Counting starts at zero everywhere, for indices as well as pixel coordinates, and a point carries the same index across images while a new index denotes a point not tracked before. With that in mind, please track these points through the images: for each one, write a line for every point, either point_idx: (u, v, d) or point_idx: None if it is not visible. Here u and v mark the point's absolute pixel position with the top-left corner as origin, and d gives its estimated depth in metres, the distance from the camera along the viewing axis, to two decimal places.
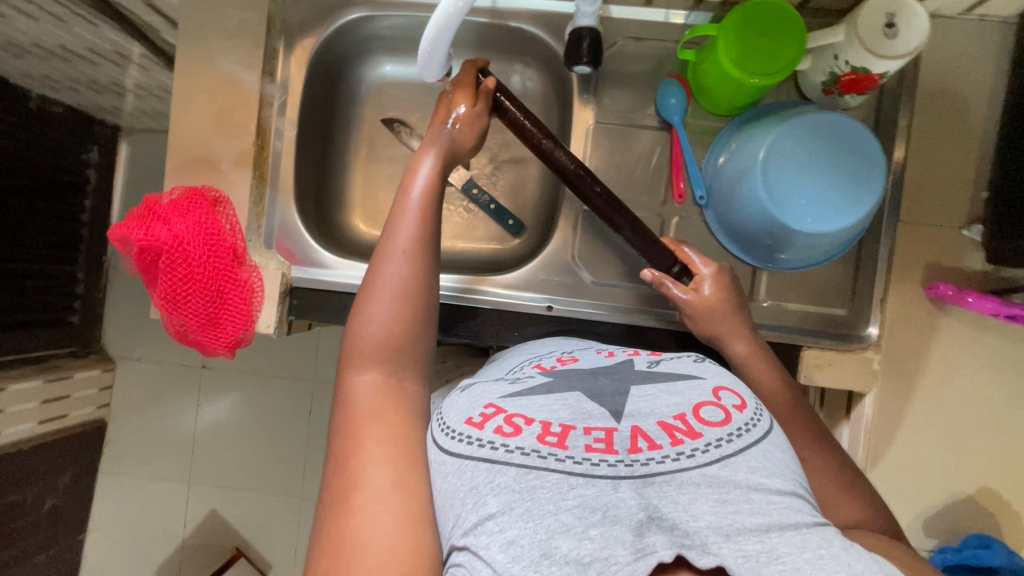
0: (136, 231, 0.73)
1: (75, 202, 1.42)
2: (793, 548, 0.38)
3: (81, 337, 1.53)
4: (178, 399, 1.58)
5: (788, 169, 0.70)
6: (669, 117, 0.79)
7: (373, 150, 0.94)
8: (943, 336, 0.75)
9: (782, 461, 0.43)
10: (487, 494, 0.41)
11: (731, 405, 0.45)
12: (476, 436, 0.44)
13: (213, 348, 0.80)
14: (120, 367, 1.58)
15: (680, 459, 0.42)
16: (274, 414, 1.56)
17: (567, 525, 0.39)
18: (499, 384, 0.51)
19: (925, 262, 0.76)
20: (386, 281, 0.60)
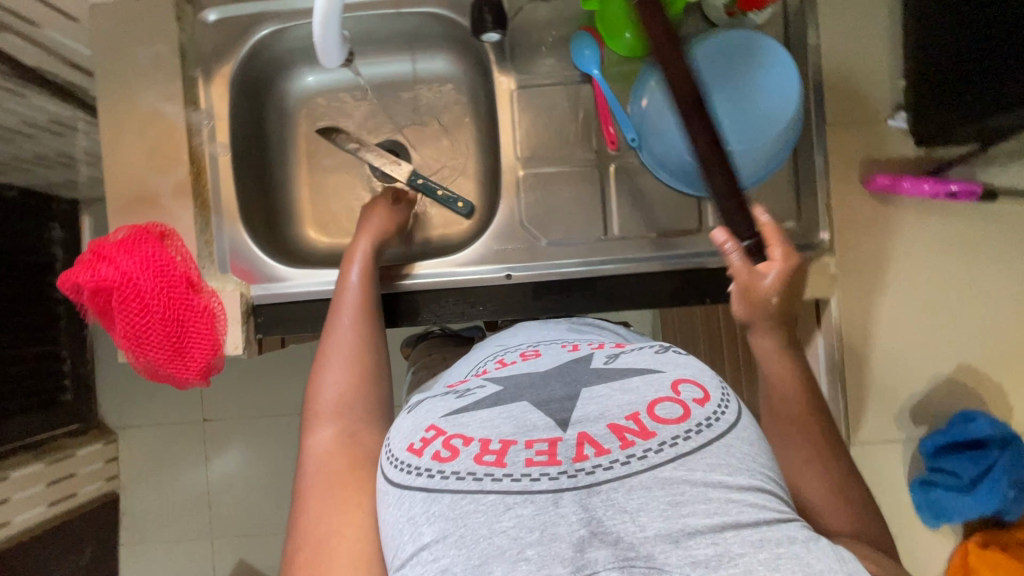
0: (84, 275, 0.73)
1: (47, 282, 1.40)
2: (747, 549, 0.40)
3: (79, 414, 1.52)
4: (186, 456, 1.57)
5: (704, 93, 0.72)
6: (587, 69, 0.81)
7: (315, 163, 0.95)
8: (894, 226, 0.76)
9: (747, 454, 0.46)
10: (424, 524, 0.44)
11: (691, 399, 0.47)
12: (416, 464, 0.46)
13: (186, 378, 0.80)
14: (122, 437, 1.57)
15: (629, 463, 0.43)
16: (282, 451, 1.56)
17: (501, 547, 0.40)
18: (447, 399, 0.53)
19: (861, 159, 0.77)
20: (337, 346, 0.69)
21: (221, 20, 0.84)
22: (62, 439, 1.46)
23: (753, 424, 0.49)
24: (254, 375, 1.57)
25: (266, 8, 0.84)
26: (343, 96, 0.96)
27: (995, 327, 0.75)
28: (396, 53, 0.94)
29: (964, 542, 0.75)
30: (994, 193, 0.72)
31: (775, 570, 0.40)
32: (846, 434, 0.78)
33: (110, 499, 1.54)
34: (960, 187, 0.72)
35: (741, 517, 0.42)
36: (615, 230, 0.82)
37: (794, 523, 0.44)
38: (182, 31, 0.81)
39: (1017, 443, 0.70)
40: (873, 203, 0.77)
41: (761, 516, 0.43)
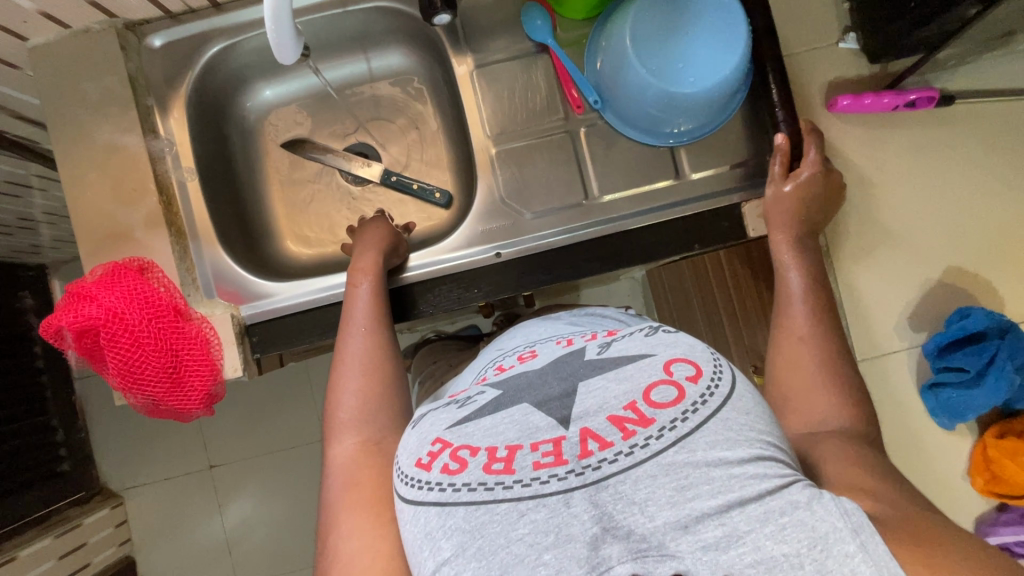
0: (64, 316, 0.70)
1: (28, 351, 1.35)
2: (753, 525, 0.43)
3: (80, 481, 1.47)
4: (198, 506, 1.53)
5: (653, 41, 0.74)
6: (540, 40, 0.82)
7: (288, 178, 0.95)
8: (861, 144, 0.78)
9: (744, 425, 0.48)
10: (441, 539, 0.45)
11: (684, 378, 0.49)
12: (425, 479, 0.48)
13: (189, 410, 0.78)
14: (129, 497, 1.53)
15: (633, 453, 0.46)
16: (296, 483, 1.53)
17: (519, 556, 0.43)
18: (449, 409, 0.55)
19: (820, 86, 0.79)
20: (349, 363, 0.66)
21: (167, 45, 0.83)
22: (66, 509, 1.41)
23: (751, 394, 0.51)
24: (256, 410, 1.54)
25: (212, 26, 0.83)
26: (303, 108, 0.96)
27: (973, 225, 0.77)
28: (350, 55, 0.93)
29: (981, 438, 0.77)
30: (951, 96, 0.75)
31: (781, 542, 0.42)
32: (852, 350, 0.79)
33: (126, 563, 1.49)
34: (919, 96, 0.74)
35: (744, 491, 0.44)
36: (596, 192, 0.82)
37: (794, 488, 0.45)
38: (130, 61, 0.80)
39: (1014, 331, 0.72)
40: (836, 125, 0.79)
41: (765, 487, 0.45)
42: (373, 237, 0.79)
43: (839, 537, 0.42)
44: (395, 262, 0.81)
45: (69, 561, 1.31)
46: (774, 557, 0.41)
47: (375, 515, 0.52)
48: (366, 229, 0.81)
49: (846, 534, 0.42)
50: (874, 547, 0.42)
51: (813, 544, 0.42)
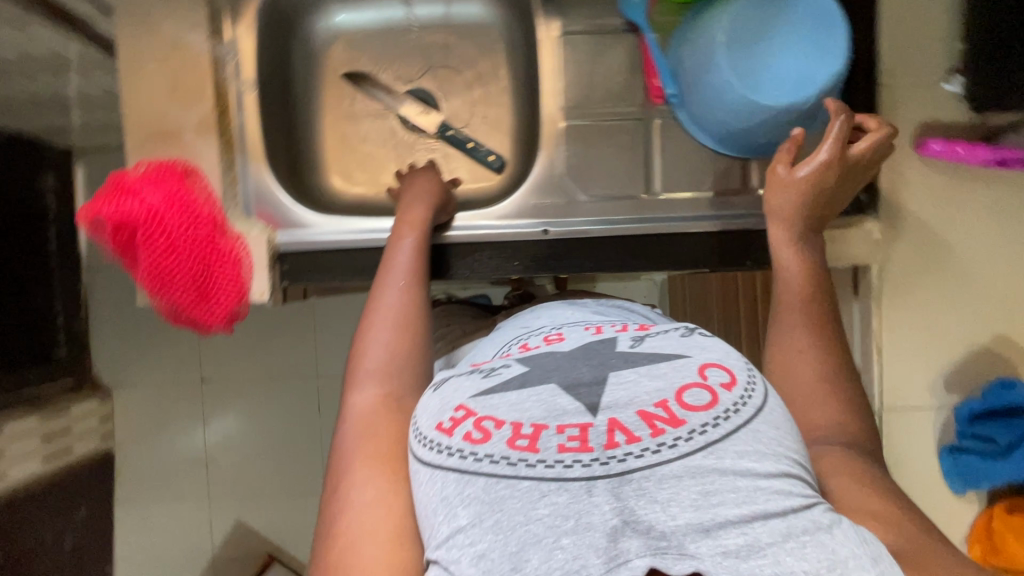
0: (104, 205, 0.69)
1: (41, 234, 1.33)
2: (774, 539, 0.42)
3: (74, 369, 1.48)
4: (183, 415, 1.55)
5: (748, 44, 0.70)
6: (633, 19, 0.78)
7: (344, 109, 0.92)
8: (940, 193, 0.76)
9: (775, 438, 0.46)
10: (458, 506, 0.44)
11: (720, 384, 0.47)
12: (446, 444, 0.46)
13: (209, 323, 0.76)
14: (117, 395, 1.55)
15: (661, 451, 0.43)
16: (283, 414, 1.54)
17: (538, 536, 0.41)
18: (472, 377, 0.52)
19: (913, 123, 0.76)
20: (382, 310, 0.65)
21: None
22: (53, 394, 1.38)
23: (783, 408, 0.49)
24: (257, 336, 1.53)
25: None
26: (372, 41, 0.93)
27: None
28: None
29: (987, 508, 0.77)
30: None
31: (801, 560, 0.41)
32: (878, 402, 0.78)
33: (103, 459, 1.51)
34: (1012, 156, 0.71)
35: (769, 505, 0.43)
36: (658, 187, 0.80)
37: (814, 509, 0.44)
38: None
39: None
40: (919, 168, 0.76)
41: (789, 504, 0.44)
42: (421, 188, 0.78)
43: (857, 563, 0.42)
44: (441, 220, 0.79)
45: (52, 446, 1.32)
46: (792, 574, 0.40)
47: (391, 468, 0.51)
48: (416, 178, 0.80)
49: (866, 561, 0.42)
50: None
51: (831, 566, 0.41)
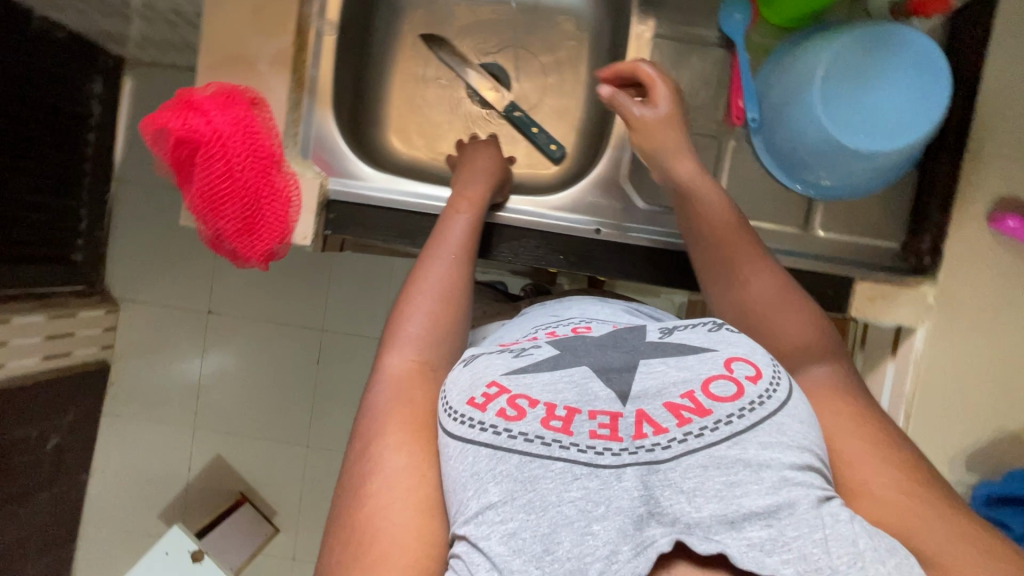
0: (172, 120, 0.68)
1: (81, 136, 1.34)
2: (800, 532, 0.40)
3: (86, 276, 1.47)
4: (183, 342, 1.54)
5: (844, 85, 0.68)
6: (730, 35, 0.76)
7: (415, 70, 0.91)
8: (1003, 269, 0.74)
9: (797, 432, 0.45)
10: (489, 482, 0.42)
11: (745, 377, 0.46)
12: (478, 419, 0.45)
13: (246, 258, 0.75)
14: (124, 309, 1.54)
15: (687, 440, 0.43)
16: (282, 360, 1.54)
17: (570, 518, 0.40)
18: (504, 355, 0.51)
19: (991, 195, 0.73)
20: (431, 278, 0.64)
21: None
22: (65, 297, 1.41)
23: (806, 403, 0.48)
24: (272, 278, 1.53)
25: None
26: (454, 7, 0.92)
27: None
28: None
29: None
30: None
31: (828, 555, 0.39)
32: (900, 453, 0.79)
33: (100, 369, 1.51)
34: None
35: (793, 496, 0.41)
36: None
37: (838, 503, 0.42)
38: None
39: None
40: (987, 241, 0.74)
41: (812, 496, 0.42)
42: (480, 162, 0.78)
43: (875, 556, 0.40)
44: (497, 196, 0.78)
45: (54, 345, 1.34)
46: (817, 567, 0.38)
47: (418, 439, 0.51)
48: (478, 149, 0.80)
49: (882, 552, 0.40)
50: (906, 566, 0.40)
51: (854, 562, 0.39)
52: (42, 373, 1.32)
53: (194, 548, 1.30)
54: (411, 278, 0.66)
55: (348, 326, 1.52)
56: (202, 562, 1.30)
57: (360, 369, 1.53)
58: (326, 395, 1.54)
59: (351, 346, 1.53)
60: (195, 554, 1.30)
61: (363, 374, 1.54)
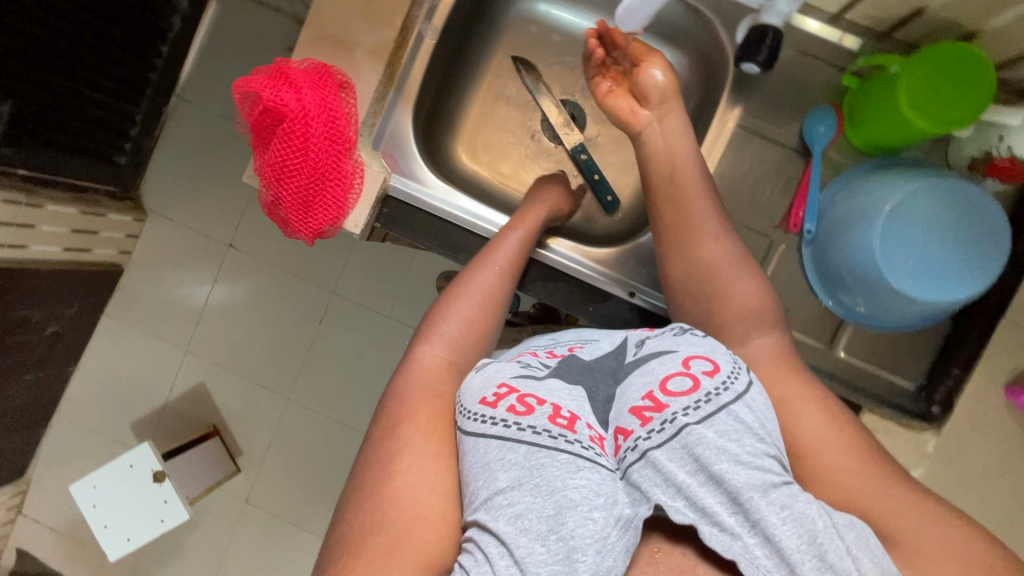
0: (265, 89, 0.70)
1: (154, 48, 1.35)
2: (765, 511, 0.43)
3: (121, 178, 1.45)
4: (198, 267, 1.55)
5: (906, 230, 0.69)
6: (810, 142, 0.78)
7: (499, 89, 0.93)
8: (1004, 439, 0.75)
9: (754, 421, 0.48)
10: (498, 470, 0.45)
11: (701, 371, 0.50)
12: (490, 414, 0.48)
13: (297, 230, 0.78)
14: (150, 220, 1.54)
15: (653, 435, 0.47)
16: (285, 310, 1.54)
17: (574, 502, 0.43)
18: (514, 365, 0.55)
19: (1015, 367, 0.75)
20: (477, 287, 0.68)
21: None
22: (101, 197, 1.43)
23: (759, 394, 0.51)
24: None
25: None
26: (551, 40, 0.94)
27: None
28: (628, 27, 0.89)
29: None
30: None
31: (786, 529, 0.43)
32: None
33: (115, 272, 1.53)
34: None
35: (752, 477, 0.44)
36: None
37: (791, 485, 0.46)
38: None
39: None
40: (1000, 410, 0.75)
41: (772, 479, 0.45)
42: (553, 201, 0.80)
43: (832, 537, 0.43)
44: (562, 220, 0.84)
45: (78, 239, 1.38)
46: (780, 546, 0.42)
47: None
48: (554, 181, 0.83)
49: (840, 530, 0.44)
50: (869, 542, 0.45)
51: (812, 540, 0.42)
52: (58, 261, 1.34)
53: (157, 468, 1.31)
54: (459, 278, 0.70)
55: (358, 297, 1.52)
56: (161, 483, 1.32)
57: (359, 341, 1.53)
58: (319, 356, 1.55)
59: (355, 317, 1.53)
60: (157, 474, 1.31)
61: (359, 346, 1.53)
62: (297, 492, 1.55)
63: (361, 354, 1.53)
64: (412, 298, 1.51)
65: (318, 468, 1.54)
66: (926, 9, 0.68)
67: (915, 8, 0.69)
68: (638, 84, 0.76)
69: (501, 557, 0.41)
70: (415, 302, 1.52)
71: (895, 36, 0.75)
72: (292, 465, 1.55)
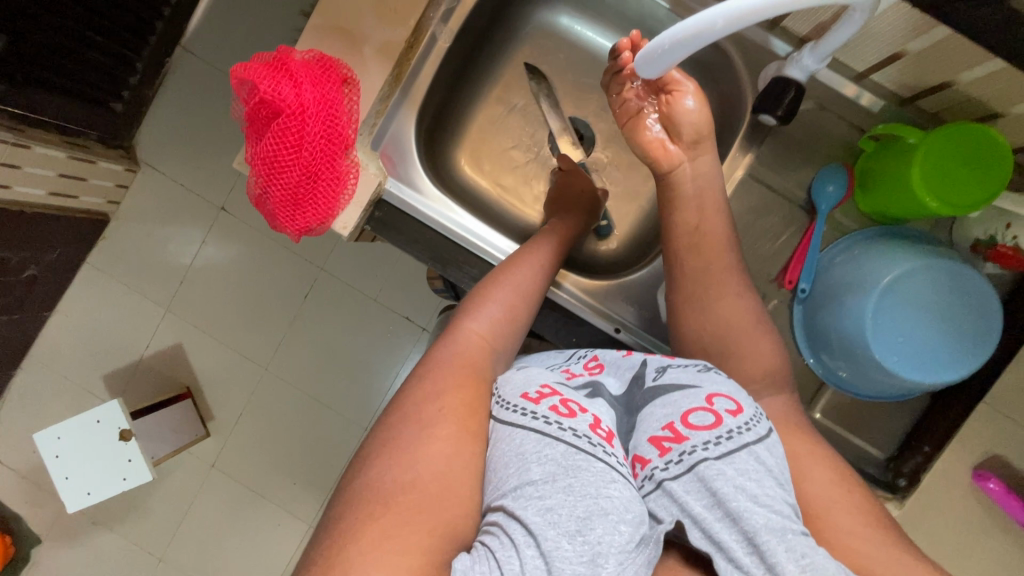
0: (263, 80, 0.67)
1: None
2: (783, 556, 0.42)
3: (113, 127, 1.37)
4: (185, 224, 1.46)
5: (904, 306, 0.68)
6: (816, 202, 0.77)
7: (511, 99, 0.91)
8: (963, 518, 0.76)
9: (774, 464, 0.47)
10: (533, 462, 0.44)
11: (726, 409, 0.49)
12: (531, 409, 0.48)
13: (283, 225, 0.75)
14: (143, 173, 1.45)
15: (674, 463, 0.47)
16: (269, 280, 1.47)
17: (606, 510, 0.41)
18: (550, 372, 0.55)
19: (983, 450, 0.75)
20: (521, 279, 0.68)
21: None
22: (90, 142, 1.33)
23: (779, 441, 0.50)
24: None
25: None
26: (569, 56, 0.91)
27: None
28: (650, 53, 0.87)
29: None
30: None
31: None
32: None
33: (97, 220, 1.42)
34: None
35: (774, 519, 0.43)
36: None
37: (810, 538, 0.44)
38: None
39: None
40: (963, 489, 0.76)
41: (793, 526, 0.44)
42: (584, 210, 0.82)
43: None
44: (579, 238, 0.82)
45: (63, 183, 1.28)
46: None
47: None
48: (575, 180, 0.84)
49: None
50: None
51: None
52: (39, 206, 1.25)
53: (125, 426, 1.27)
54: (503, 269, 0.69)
55: (347, 277, 1.46)
56: (127, 442, 1.27)
57: (344, 321, 1.47)
58: (302, 332, 1.48)
59: (342, 298, 1.47)
60: (123, 433, 1.26)
61: (341, 325, 1.47)
62: (265, 465, 1.49)
63: (345, 334, 1.47)
64: (403, 286, 1.47)
65: (289, 442, 1.49)
66: (956, 82, 0.66)
67: (945, 79, 0.67)
68: (672, 116, 0.71)
69: (528, 547, 0.40)
70: (406, 288, 1.46)
71: (915, 103, 0.74)
72: (263, 436, 1.49)
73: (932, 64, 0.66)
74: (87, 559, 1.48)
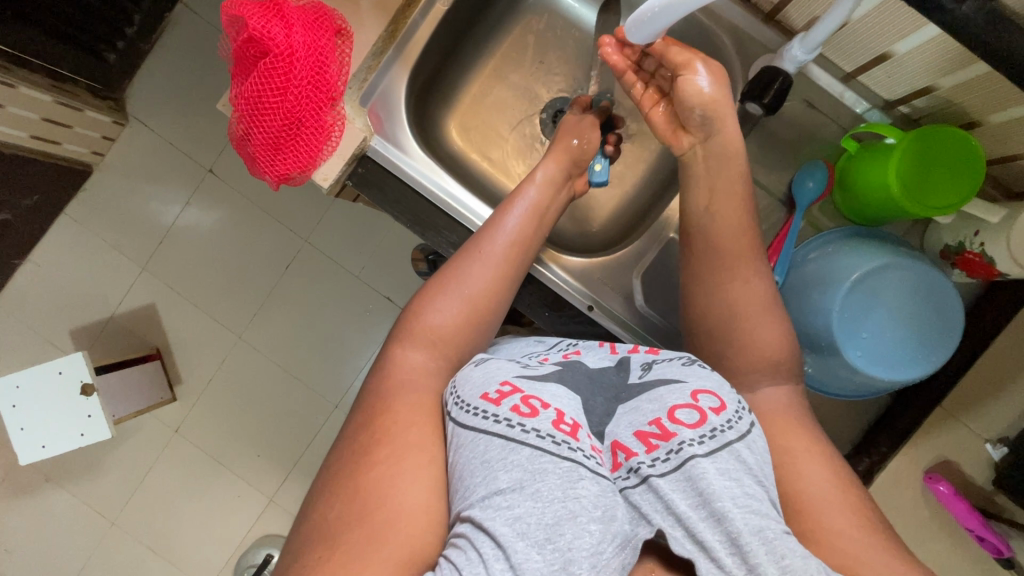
0: (253, 18, 0.67)
1: None
2: (764, 557, 0.41)
3: (107, 75, 1.34)
4: (170, 183, 1.43)
5: (874, 309, 0.69)
6: (795, 197, 0.78)
7: (507, 74, 0.91)
8: (913, 520, 0.78)
9: (753, 461, 0.48)
10: (499, 470, 0.44)
11: (709, 407, 0.49)
12: (492, 411, 0.47)
13: (262, 171, 0.75)
14: (131, 127, 1.40)
15: (655, 464, 0.46)
16: (252, 248, 1.45)
17: (574, 512, 0.41)
18: (515, 363, 0.54)
19: (937, 454, 0.77)
20: (467, 280, 0.62)
21: None
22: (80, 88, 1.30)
23: (761, 435, 0.50)
24: None
25: None
26: (569, 37, 0.91)
27: None
28: None
29: None
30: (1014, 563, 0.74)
31: None
32: None
33: (79, 171, 1.37)
34: (990, 539, 0.74)
35: (754, 518, 0.43)
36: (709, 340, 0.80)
37: (792, 537, 0.43)
38: None
39: None
40: (915, 490, 0.77)
41: (774, 524, 0.44)
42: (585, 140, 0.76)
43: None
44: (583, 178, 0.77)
45: (46, 128, 1.22)
46: None
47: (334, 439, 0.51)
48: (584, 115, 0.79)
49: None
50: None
51: None
52: (24, 150, 1.21)
53: (86, 380, 1.22)
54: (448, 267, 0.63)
55: (329, 251, 1.44)
56: (88, 397, 1.23)
57: (324, 295, 1.45)
58: (280, 303, 1.46)
59: (323, 272, 1.45)
60: (84, 387, 1.22)
61: (320, 298, 1.45)
62: (232, 435, 1.46)
63: (323, 308, 1.46)
64: (385, 265, 1.45)
65: (258, 412, 1.46)
66: (937, 86, 0.68)
67: (927, 83, 0.68)
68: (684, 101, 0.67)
69: (497, 560, 0.40)
70: (389, 268, 1.45)
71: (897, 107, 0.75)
72: (230, 405, 1.46)
73: (915, 68, 0.67)
74: (35, 518, 1.43)
